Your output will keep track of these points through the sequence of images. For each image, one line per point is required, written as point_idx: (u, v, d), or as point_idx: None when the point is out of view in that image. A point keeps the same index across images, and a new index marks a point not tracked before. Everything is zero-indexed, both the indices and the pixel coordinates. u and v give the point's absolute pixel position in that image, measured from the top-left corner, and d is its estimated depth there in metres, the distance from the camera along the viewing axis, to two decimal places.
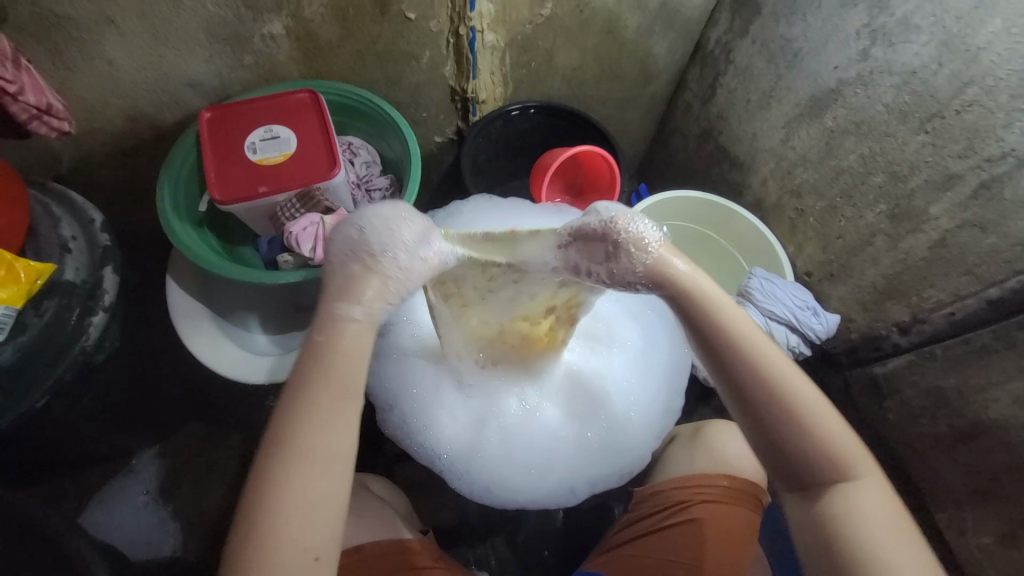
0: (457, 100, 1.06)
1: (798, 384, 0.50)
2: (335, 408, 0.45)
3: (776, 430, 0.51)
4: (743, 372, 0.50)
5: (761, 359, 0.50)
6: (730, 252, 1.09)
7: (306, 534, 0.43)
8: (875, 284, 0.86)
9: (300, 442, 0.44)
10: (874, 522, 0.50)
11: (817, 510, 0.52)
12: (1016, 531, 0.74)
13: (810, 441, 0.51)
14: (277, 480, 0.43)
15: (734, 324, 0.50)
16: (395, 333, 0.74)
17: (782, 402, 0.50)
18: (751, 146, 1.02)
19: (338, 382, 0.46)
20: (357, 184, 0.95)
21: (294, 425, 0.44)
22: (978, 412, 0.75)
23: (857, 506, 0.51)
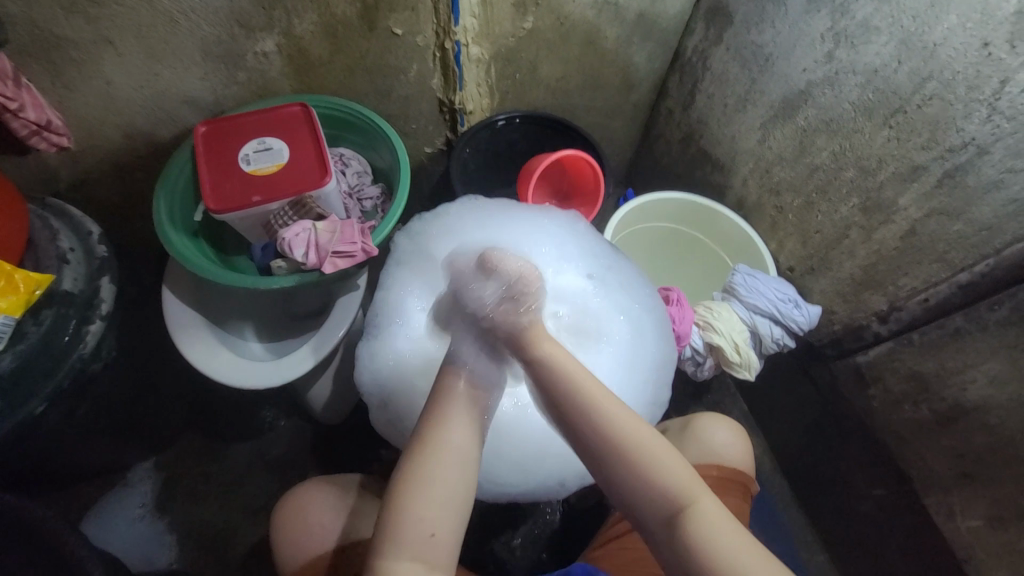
0: (445, 111, 1.10)
1: (633, 424, 0.56)
2: (465, 422, 0.58)
3: (614, 472, 0.55)
4: (587, 422, 0.57)
5: (596, 403, 0.58)
6: (715, 251, 1.12)
7: (431, 513, 0.51)
8: (853, 276, 0.89)
9: (439, 438, 0.56)
10: (723, 541, 0.49)
11: (671, 539, 0.51)
12: (1003, 512, 0.76)
13: (638, 476, 0.54)
14: (416, 466, 0.53)
15: (575, 378, 0.60)
16: (389, 335, 0.78)
17: (605, 441, 0.56)
18: (731, 148, 1.06)
19: (467, 403, 0.60)
20: (349, 194, 0.96)
21: (440, 425, 0.57)
22: (957, 394, 0.77)
23: (709, 529, 0.50)
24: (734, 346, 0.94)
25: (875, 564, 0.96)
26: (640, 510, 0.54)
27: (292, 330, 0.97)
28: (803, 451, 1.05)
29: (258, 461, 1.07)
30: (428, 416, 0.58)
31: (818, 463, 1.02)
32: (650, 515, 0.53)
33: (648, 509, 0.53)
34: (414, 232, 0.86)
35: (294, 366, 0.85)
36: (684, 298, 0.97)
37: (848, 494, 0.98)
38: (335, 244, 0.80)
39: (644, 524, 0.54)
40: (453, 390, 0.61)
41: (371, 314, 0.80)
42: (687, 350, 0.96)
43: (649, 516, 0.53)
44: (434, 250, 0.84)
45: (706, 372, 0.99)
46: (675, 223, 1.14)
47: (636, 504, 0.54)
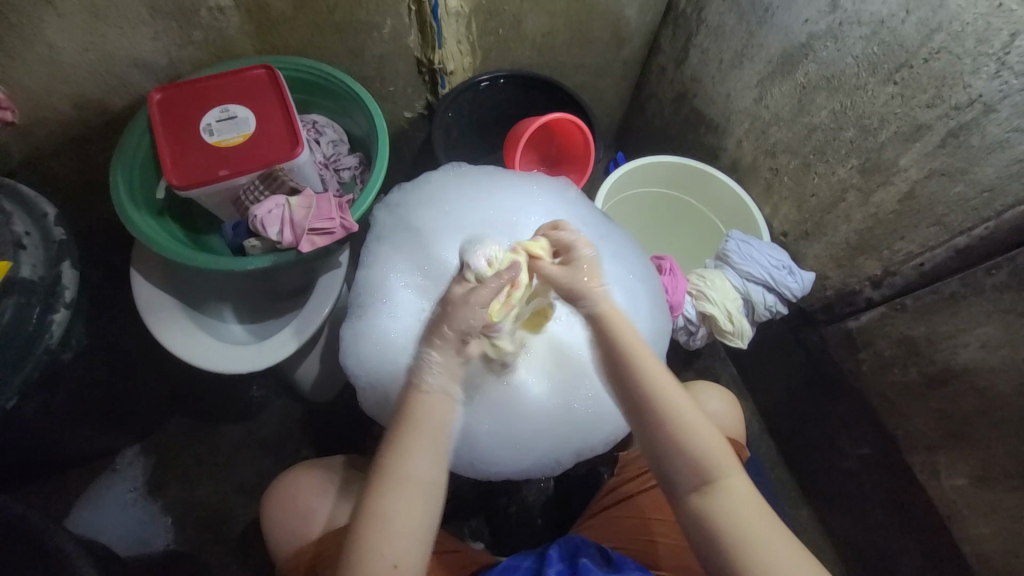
0: (424, 72, 1.03)
1: (670, 394, 0.57)
2: (430, 446, 0.55)
3: (648, 427, 0.57)
4: (636, 397, 0.58)
5: (640, 364, 0.59)
6: (708, 216, 1.09)
7: (391, 546, 0.51)
8: (848, 240, 0.87)
9: (404, 470, 0.53)
10: (744, 511, 0.53)
11: (697, 503, 0.55)
12: (986, 469, 0.78)
13: (679, 436, 0.56)
14: (381, 502, 0.52)
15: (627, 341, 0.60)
16: (374, 316, 0.75)
17: (653, 402, 0.57)
18: (725, 107, 1.01)
19: (432, 427, 0.56)
20: (325, 165, 0.90)
21: (392, 455, 0.54)
22: (947, 356, 0.77)
23: (734, 500, 0.54)
24: (727, 314, 0.93)
25: (859, 518, 0.99)
26: (669, 465, 0.56)
27: (272, 313, 0.94)
28: (792, 414, 1.06)
29: (250, 442, 1.05)
30: (393, 438, 0.55)
31: (806, 425, 1.04)
32: (680, 473, 0.56)
33: (680, 466, 0.56)
34: (394, 204, 0.82)
35: (277, 349, 0.82)
36: (677, 266, 0.95)
37: (835, 454, 1.00)
38: (311, 220, 0.76)
39: (669, 481, 0.57)
40: (422, 408, 0.56)
41: (354, 290, 0.78)
42: (680, 320, 0.95)
43: (680, 471, 0.56)
44: (415, 223, 0.81)
45: (698, 341, 0.98)
46: (666, 187, 1.10)
47: (672, 462, 0.56)
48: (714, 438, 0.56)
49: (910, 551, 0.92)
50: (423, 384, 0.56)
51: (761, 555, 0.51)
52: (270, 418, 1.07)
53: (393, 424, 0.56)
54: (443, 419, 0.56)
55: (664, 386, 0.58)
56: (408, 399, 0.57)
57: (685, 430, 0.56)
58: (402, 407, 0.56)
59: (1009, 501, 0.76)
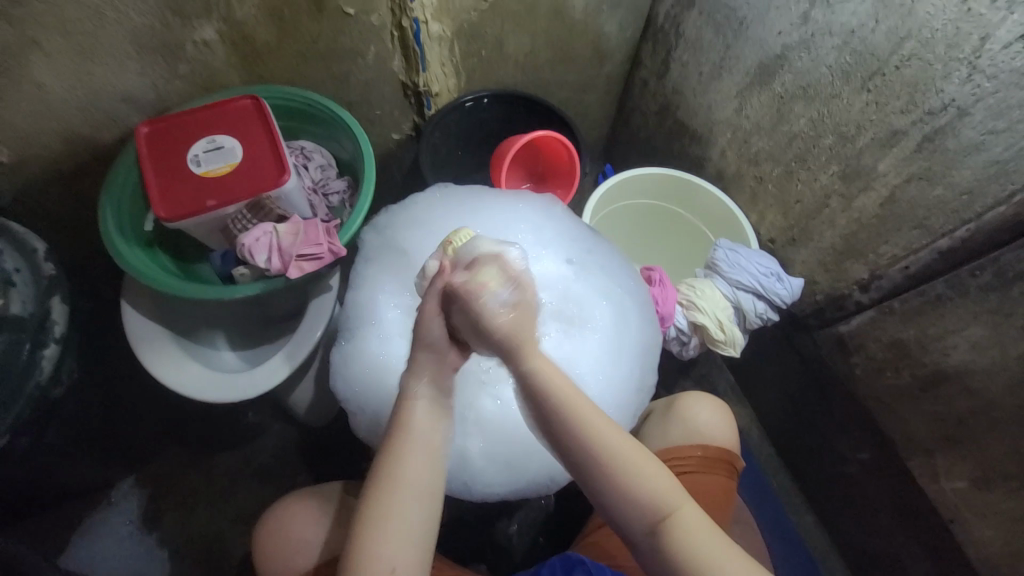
0: (410, 95, 1.04)
1: (614, 444, 0.53)
2: (427, 459, 0.54)
3: (599, 486, 0.54)
4: (577, 453, 0.54)
5: (582, 420, 0.53)
6: (696, 225, 1.10)
7: (387, 554, 0.51)
8: (834, 245, 0.87)
9: (395, 478, 0.52)
10: (705, 544, 0.54)
11: (660, 550, 0.54)
12: (985, 471, 0.77)
13: (631, 489, 0.54)
14: (379, 507, 0.52)
15: (562, 399, 0.53)
16: (363, 339, 0.76)
17: (598, 457, 0.53)
18: (707, 118, 1.03)
19: (421, 434, 0.54)
20: (314, 190, 0.91)
21: (389, 468, 0.53)
22: (938, 359, 0.77)
23: (695, 542, 0.54)
24: (718, 323, 0.93)
25: (862, 524, 0.98)
26: (626, 517, 0.54)
27: (265, 339, 0.94)
28: (790, 420, 1.06)
29: (246, 469, 1.04)
30: (385, 449, 0.54)
31: (804, 430, 1.04)
32: (639, 524, 0.54)
33: (637, 517, 0.54)
34: (381, 228, 0.83)
35: (269, 375, 0.82)
36: (666, 277, 0.95)
37: (834, 460, 1.00)
38: (298, 246, 0.76)
39: (629, 530, 0.55)
40: (416, 408, 0.55)
41: (343, 316, 0.78)
42: (671, 330, 0.95)
43: (638, 522, 0.54)
44: (403, 243, 0.81)
45: (691, 351, 0.98)
46: (653, 198, 1.11)
47: (627, 513, 0.54)
48: (664, 481, 0.54)
49: (916, 556, 0.91)
50: (410, 393, 0.55)
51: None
52: (265, 445, 1.06)
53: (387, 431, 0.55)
54: (438, 424, 0.55)
55: (608, 439, 0.53)
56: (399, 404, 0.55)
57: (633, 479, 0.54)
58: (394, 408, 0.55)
59: (1010, 502, 0.76)
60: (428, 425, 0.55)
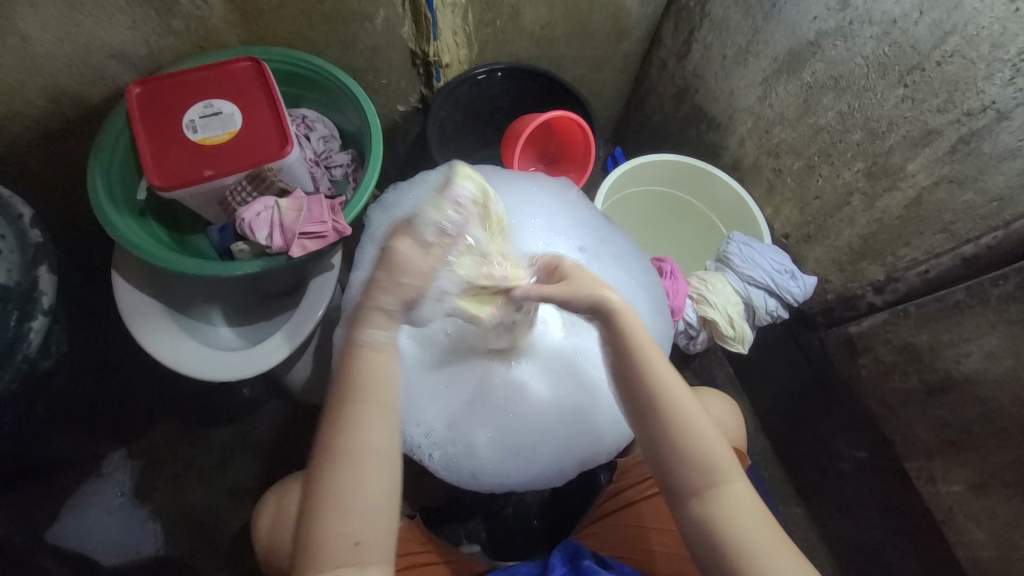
0: (419, 65, 0.99)
1: (680, 399, 0.54)
2: (375, 413, 0.51)
3: (658, 440, 0.54)
4: (645, 401, 0.54)
5: (651, 368, 0.54)
6: (708, 216, 1.07)
7: (348, 526, 0.48)
8: (851, 245, 0.86)
9: (351, 446, 0.50)
10: (746, 519, 0.53)
11: (698, 513, 0.53)
12: (983, 476, 0.78)
13: (688, 448, 0.53)
14: (329, 492, 0.49)
15: (642, 347, 0.55)
16: None
17: (658, 409, 0.54)
18: (728, 105, 0.99)
19: (376, 393, 0.52)
20: (315, 162, 0.87)
21: (336, 431, 0.50)
22: (949, 365, 0.77)
23: (739, 512, 0.53)
24: (728, 319, 0.92)
25: (854, 520, 1.00)
26: (675, 475, 0.54)
27: (264, 316, 0.92)
28: (789, 415, 1.07)
29: (241, 446, 1.03)
30: (332, 416, 0.52)
31: (803, 426, 1.04)
32: (687, 485, 0.54)
33: (686, 477, 0.54)
34: (386, 205, 0.79)
35: (268, 356, 0.79)
36: (677, 269, 0.93)
37: (831, 457, 1.00)
38: (301, 224, 0.73)
39: (672, 489, 0.55)
40: (365, 365, 0.53)
41: None
42: (680, 324, 0.94)
43: (686, 482, 0.54)
44: None
45: (698, 345, 0.97)
46: (667, 185, 1.08)
47: (676, 471, 0.54)
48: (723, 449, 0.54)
49: (904, 552, 0.93)
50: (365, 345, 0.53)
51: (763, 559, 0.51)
52: (261, 421, 1.04)
53: (338, 394, 0.52)
54: (392, 380, 0.53)
55: (675, 390, 0.54)
56: (348, 366, 0.53)
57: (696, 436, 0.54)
58: (344, 368, 0.53)
59: (1006, 508, 0.77)
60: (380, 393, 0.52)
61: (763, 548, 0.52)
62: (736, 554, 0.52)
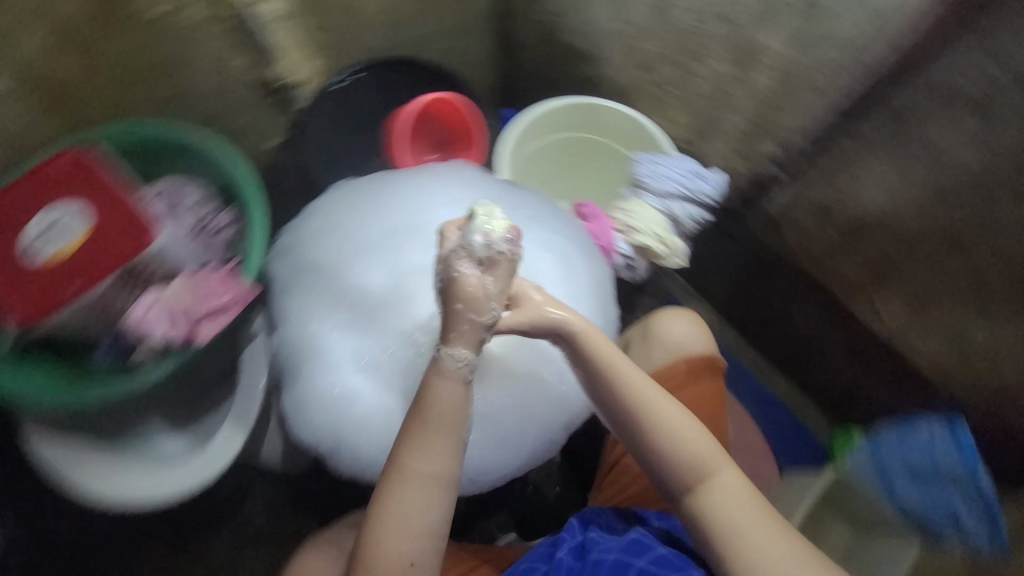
0: (269, 94, 0.92)
1: (662, 408, 0.59)
2: (446, 439, 0.54)
3: (648, 451, 0.60)
4: (629, 415, 0.59)
5: (627, 383, 0.59)
6: (613, 147, 1.07)
7: (405, 547, 0.53)
8: (742, 129, 0.90)
9: (417, 469, 0.53)
10: (735, 513, 0.58)
11: (689, 507, 0.59)
12: (922, 292, 0.84)
13: (671, 449, 0.59)
14: (391, 512, 0.53)
15: (613, 370, 0.59)
16: (309, 376, 0.70)
17: (639, 420, 0.59)
18: (592, 35, 0.99)
19: (445, 420, 0.54)
20: (196, 232, 0.77)
21: (403, 450, 0.54)
22: (859, 206, 0.84)
23: (728, 509, 0.58)
24: (658, 238, 0.94)
25: (828, 372, 1.07)
26: (665, 476, 0.60)
27: (205, 411, 0.83)
28: (746, 304, 1.12)
29: (246, 537, 0.98)
30: (400, 437, 0.55)
31: (761, 308, 1.10)
32: (677, 483, 0.59)
33: (675, 478, 0.59)
34: (283, 253, 0.76)
35: (224, 450, 0.77)
36: (598, 209, 0.96)
37: (792, 324, 1.06)
38: (201, 307, 0.70)
39: (664, 485, 0.60)
40: (439, 386, 0.54)
41: (285, 358, 0.73)
42: (617, 258, 0.94)
43: (675, 480, 0.59)
44: (319, 261, 0.73)
45: (639, 273, 0.97)
46: (563, 130, 1.07)
47: (667, 472, 0.59)
48: (707, 445, 0.60)
49: (878, 384, 1.00)
50: (447, 368, 0.53)
51: (752, 551, 0.56)
52: (253, 509, 0.99)
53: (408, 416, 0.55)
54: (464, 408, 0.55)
55: (655, 401, 0.60)
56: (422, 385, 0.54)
57: (676, 441, 0.59)
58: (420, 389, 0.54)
59: (945, 313, 0.83)
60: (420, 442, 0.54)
61: (752, 538, 0.57)
62: (726, 546, 0.57)
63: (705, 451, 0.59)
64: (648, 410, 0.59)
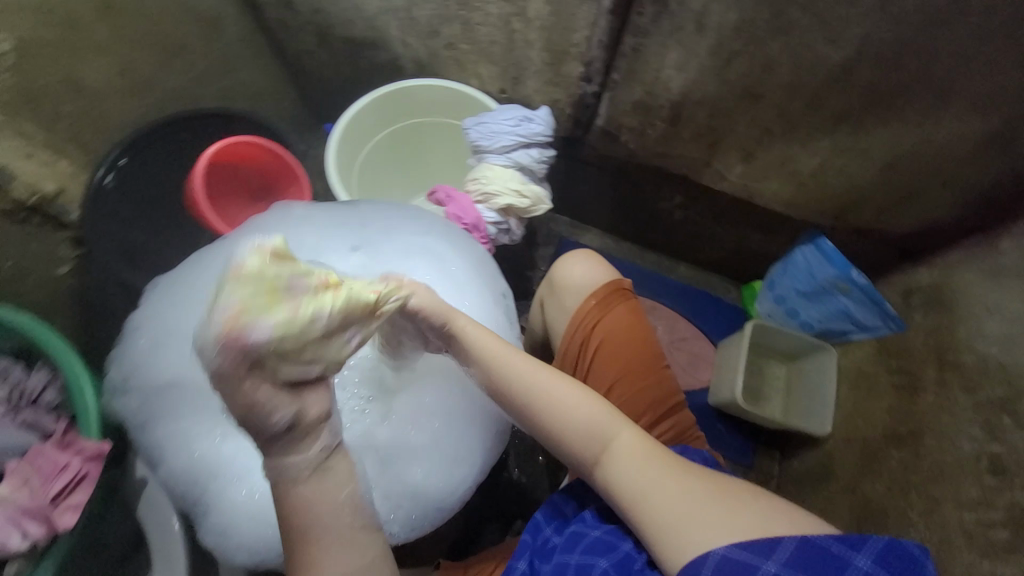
0: (29, 215, 0.79)
1: (547, 382, 0.63)
2: (330, 534, 0.51)
3: (547, 429, 0.62)
4: (522, 398, 0.63)
5: (512, 369, 0.63)
6: (437, 124, 1.05)
7: None
8: (543, 60, 0.89)
9: (316, 574, 0.50)
10: (636, 470, 0.58)
11: (598, 478, 0.60)
12: (750, 144, 0.90)
13: (564, 420, 0.61)
14: None
15: (499, 364, 0.63)
16: (216, 499, 0.61)
17: (532, 399, 0.62)
18: (364, 20, 0.92)
19: (319, 518, 0.51)
20: (12, 409, 0.68)
21: (300, 563, 0.50)
22: (667, 94, 0.86)
23: (628, 469, 0.58)
24: (517, 193, 0.93)
25: (710, 243, 1.17)
26: (568, 450, 0.62)
27: None
28: (624, 214, 1.17)
29: None
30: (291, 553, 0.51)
31: (636, 212, 1.15)
32: (580, 455, 0.61)
33: (576, 448, 0.61)
34: (125, 378, 0.65)
35: None
36: (451, 189, 0.95)
37: (667, 215, 1.13)
38: (47, 487, 0.62)
39: (572, 461, 0.62)
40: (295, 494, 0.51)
41: (181, 495, 0.62)
42: (489, 229, 0.94)
43: (578, 452, 0.61)
44: (174, 373, 0.63)
45: (517, 232, 0.98)
46: (383, 127, 1.03)
47: (569, 444, 0.61)
48: (597, 408, 0.62)
49: (755, 235, 1.10)
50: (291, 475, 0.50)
51: (657, 506, 0.55)
52: None
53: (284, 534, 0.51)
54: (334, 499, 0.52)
55: (541, 378, 0.63)
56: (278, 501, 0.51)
57: (568, 409, 0.61)
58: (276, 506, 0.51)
59: (772, 155, 0.91)
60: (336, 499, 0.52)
61: (653, 490, 0.56)
62: (631, 509, 0.57)
63: (595, 415, 0.61)
64: (537, 389, 0.63)
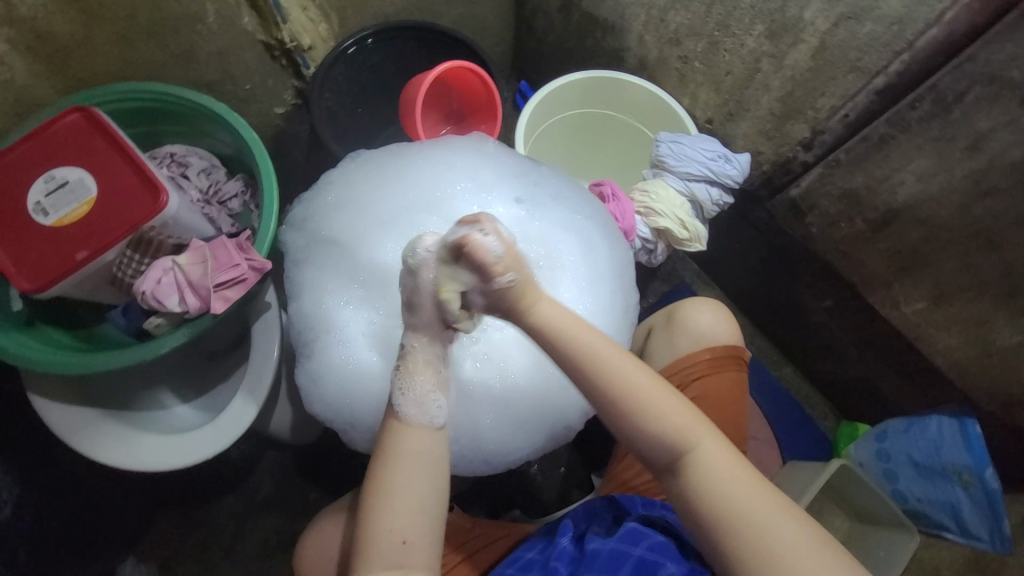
0: (279, 56, 0.89)
1: (630, 377, 0.54)
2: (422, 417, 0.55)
3: (623, 428, 0.55)
4: (597, 389, 0.54)
5: (590, 350, 0.54)
6: (631, 125, 1.05)
7: (395, 523, 0.51)
8: (772, 110, 0.85)
9: (404, 442, 0.54)
10: (723, 481, 0.53)
11: (678, 484, 0.55)
12: (947, 287, 0.81)
13: (647, 423, 0.54)
14: (384, 486, 0.52)
15: (575, 337, 0.54)
16: (326, 351, 0.69)
17: (609, 394, 0.54)
18: (616, 4, 0.94)
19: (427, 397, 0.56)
20: (205, 201, 0.79)
21: (393, 427, 0.55)
22: (888, 198, 0.80)
23: (716, 479, 0.53)
24: (680, 222, 0.92)
25: (836, 361, 1.06)
26: (648, 453, 0.55)
27: (212, 380, 0.86)
28: (758, 289, 1.11)
29: (252, 506, 0.98)
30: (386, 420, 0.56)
31: (773, 294, 1.08)
32: (660, 457, 0.55)
33: (658, 452, 0.55)
34: (297, 221, 0.74)
35: (235, 420, 0.74)
36: (618, 189, 0.92)
37: (806, 312, 1.04)
38: (212, 276, 0.66)
39: (649, 462, 0.56)
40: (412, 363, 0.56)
41: (297, 330, 0.70)
42: (636, 242, 0.93)
43: (658, 455, 0.55)
44: (340, 236, 0.71)
45: (659, 256, 0.97)
46: (580, 106, 1.04)
47: (652, 448, 0.55)
48: (683, 412, 0.55)
49: (891, 378, 0.99)
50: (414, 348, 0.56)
51: (744, 526, 0.51)
52: (259, 478, 0.99)
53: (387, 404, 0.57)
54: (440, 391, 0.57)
55: (621, 371, 0.54)
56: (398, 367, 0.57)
57: (653, 410, 0.54)
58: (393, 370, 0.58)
59: (965, 310, 0.81)
60: (420, 399, 0.55)
61: (742, 503, 0.52)
62: (715, 521, 0.52)
63: (682, 419, 0.54)
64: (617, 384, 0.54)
